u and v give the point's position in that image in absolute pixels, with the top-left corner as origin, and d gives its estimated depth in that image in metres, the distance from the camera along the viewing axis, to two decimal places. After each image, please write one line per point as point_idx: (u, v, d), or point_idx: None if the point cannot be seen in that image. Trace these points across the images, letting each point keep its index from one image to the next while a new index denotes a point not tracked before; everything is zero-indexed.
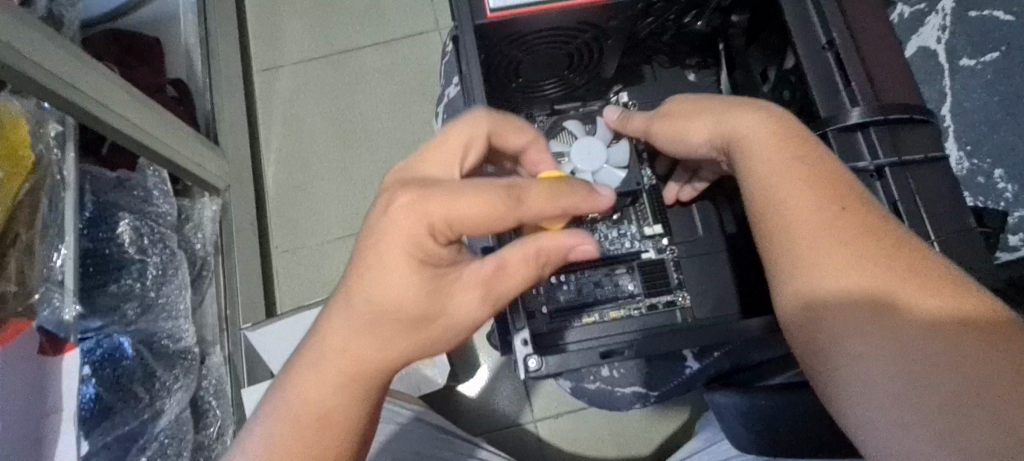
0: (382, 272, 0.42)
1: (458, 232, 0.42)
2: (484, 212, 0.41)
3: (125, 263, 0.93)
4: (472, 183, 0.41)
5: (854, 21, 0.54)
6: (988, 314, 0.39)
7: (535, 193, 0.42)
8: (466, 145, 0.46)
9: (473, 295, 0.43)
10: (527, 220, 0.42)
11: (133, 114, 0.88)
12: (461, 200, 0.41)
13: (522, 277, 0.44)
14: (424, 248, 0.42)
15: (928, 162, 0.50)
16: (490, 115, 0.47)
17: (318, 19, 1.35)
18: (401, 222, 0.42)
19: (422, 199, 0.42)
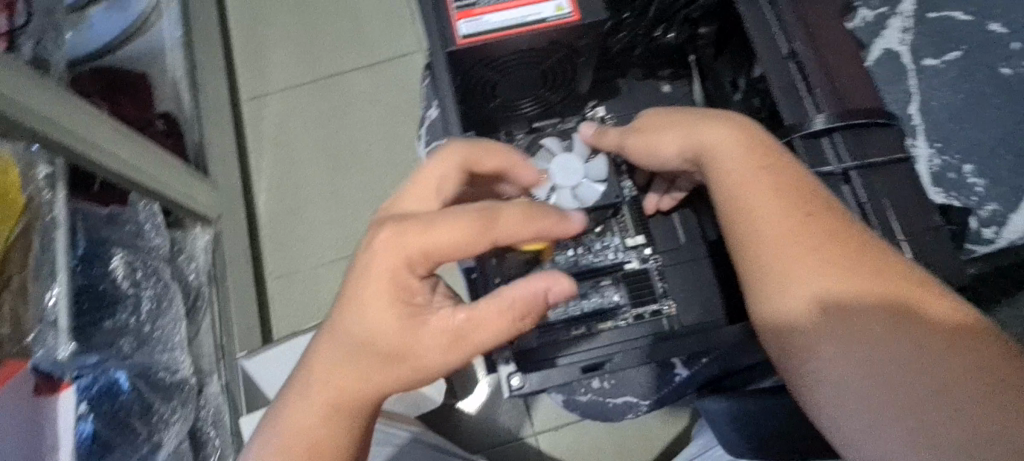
0: (366, 304, 0.45)
1: (435, 262, 0.44)
2: (457, 239, 0.43)
3: (118, 298, 0.92)
4: (447, 213, 0.44)
5: (813, 32, 0.56)
6: (944, 311, 0.41)
7: (510, 216, 0.45)
8: (446, 178, 0.49)
9: (442, 341, 0.45)
10: (502, 242, 0.45)
11: (121, 150, 0.89)
12: (436, 228, 0.43)
13: (495, 329, 0.45)
14: (404, 281, 0.44)
15: (894, 164, 0.51)
16: (465, 146, 0.50)
17: (303, 45, 1.37)
18: (382, 254, 0.44)
19: (399, 232, 0.44)
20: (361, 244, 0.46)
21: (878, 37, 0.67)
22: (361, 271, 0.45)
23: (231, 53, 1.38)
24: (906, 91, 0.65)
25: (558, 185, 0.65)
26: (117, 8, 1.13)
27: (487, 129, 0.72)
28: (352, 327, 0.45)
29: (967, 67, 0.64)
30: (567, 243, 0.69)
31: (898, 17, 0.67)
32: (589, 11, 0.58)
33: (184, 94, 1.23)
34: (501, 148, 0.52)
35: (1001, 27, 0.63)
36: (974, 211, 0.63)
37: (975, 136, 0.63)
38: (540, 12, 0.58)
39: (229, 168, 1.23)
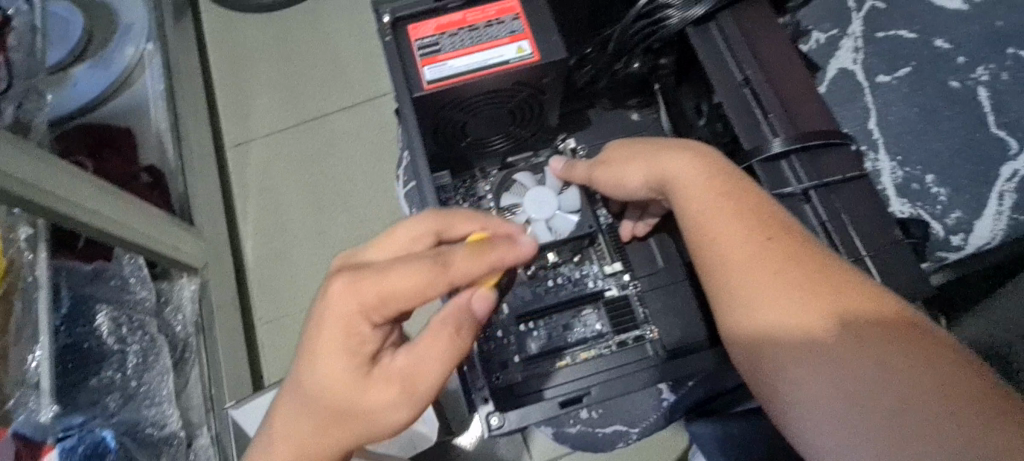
0: (325, 355, 0.48)
1: (392, 308, 0.47)
2: (412, 284, 0.46)
3: (105, 355, 0.93)
4: (399, 263, 0.47)
5: (765, 60, 0.59)
6: (907, 325, 0.42)
7: (462, 258, 0.47)
8: (416, 239, 0.52)
9: (392, 389, 0.49)
10: (457, 282, 0.47)
11: (106, 208, 0.88)
12: (389, 278, 0.46)
13: (438, 368, 0.49)
14: (359, 328, 0.48)
15: (849, 182, 0.54)
16: (435, 215, 0.53)
17: (284, 90, 1.39)
18: (336, 306, 0.47)
19: (354, 282, 0.47)
20: (319, 298, 0.49)
21: (832, 58, 0.70)
22: (320, 320, 0.48)
23: (213, 102, 1.40)
24: (864, 108, 0.67)
25: (533, 218, 0.67)
26: (100, 66, 1.16)
27: (459, 167, 0.74)
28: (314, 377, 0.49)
29: (918, 83, 0.66)
30: (547, 273, 0.71)
31: (849, 38, 0.70)
32: (549, 52, 0.60)
33: (168, 142, 1.21)
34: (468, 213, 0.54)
35: (945, 43, 0.66)
36: (940, 220, 0.64)
37: (934, 147, 0.65)
38: (502, 55, 0.60)
39: (214, 216, 1.23)
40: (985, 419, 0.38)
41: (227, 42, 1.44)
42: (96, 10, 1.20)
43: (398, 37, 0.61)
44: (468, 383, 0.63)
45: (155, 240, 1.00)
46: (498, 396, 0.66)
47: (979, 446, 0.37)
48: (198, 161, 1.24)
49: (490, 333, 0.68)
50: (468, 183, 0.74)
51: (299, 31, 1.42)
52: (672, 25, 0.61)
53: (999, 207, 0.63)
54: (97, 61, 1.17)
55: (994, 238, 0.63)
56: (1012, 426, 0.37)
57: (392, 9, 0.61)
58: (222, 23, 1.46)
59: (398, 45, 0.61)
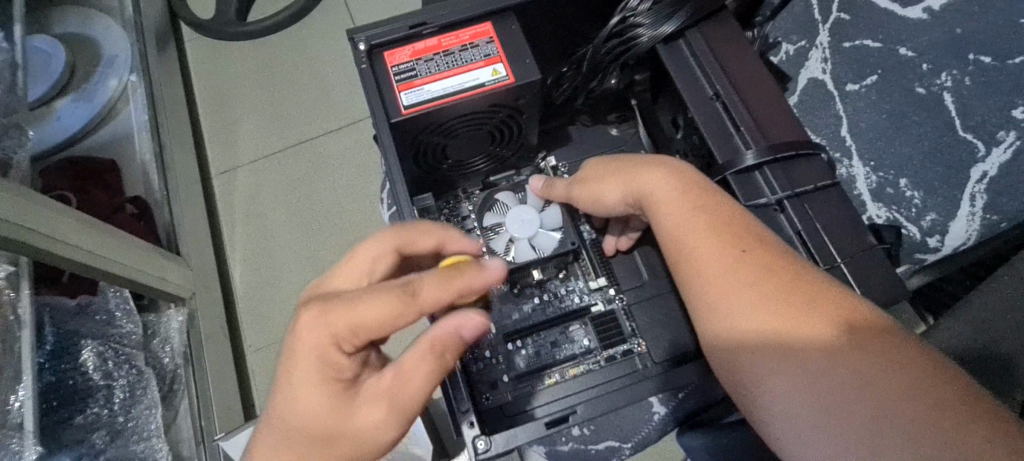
0: (302, 388, 0.49)
1: (362, 337, 0.48)
2: (381, 315, 0.47)
3: (91, 391, 0.92)
4: (369, 293, 0.48)
5: (734, 74, 0.60)
6: (885, 332, 0.43)
7: (429, 285, 0.47)
8: (378, 258, 0.54)
9: (377, 407, 0.48)
10: (427, 311, 0.48)
11: (89, 242, 0.87)
12: (360, 307, 0.47)
13: (422, 382, 0.48)
14: (334, 359, 0.48)
15: (820, 191, 0.55)
16: (394, 230, 0.55)
17: (269, 116, 1.39)
18: (307, 338, 0.48)
19: (322, 314, 0.48)
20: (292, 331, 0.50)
21: (801, 68, 0.73)
22: (295, 353, 0.49)
23: (198, 130, 1.40)
24: (835, 116, 0.70)
25: (515, 237, 0.69)
26: (83, 99, 1.17)
27: (442, 189, 0.75)
28: (291, 411, 0.49)
29: (885, 90, 0.67)
30: (533, 290, 0.71)
31: (817, 49, 0.72)
32: (524, 74, 0.61)
33: (153, 172, 1.20)
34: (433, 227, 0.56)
35: (909, 51, 0.66)
36: (915, 223, 0.66)
37: (904, 152, 0.66)
38: (477, 78, 0.61)
39: (201, 245, 1.22)
40: (961, 421, 0.38)
41: (211, 71, 1.45)
42: (81, 49, 1.23)
43: (374, 64, 0.62)
44: (452, 405, 0.60)
45: (140, 272, 0.98)
46: (489, 417, 0.66)
47: (956, 448, 0.37)
48: (184, 191, 1.24)
49: (478, 354, 0.68)
50: (452, 204, 0.75)
51: (284, 56, 1.43)
52: (643, 44, 0.62)
53: (972, 208, 0.64)
54: (80, 94, 1.17)
55: (970, 237, 0.64)
56: (986, 426, 0.38)
57: (367, 36, 0.62)
58: (206, 52, 1.47)
59: (374, 71, 0.62)
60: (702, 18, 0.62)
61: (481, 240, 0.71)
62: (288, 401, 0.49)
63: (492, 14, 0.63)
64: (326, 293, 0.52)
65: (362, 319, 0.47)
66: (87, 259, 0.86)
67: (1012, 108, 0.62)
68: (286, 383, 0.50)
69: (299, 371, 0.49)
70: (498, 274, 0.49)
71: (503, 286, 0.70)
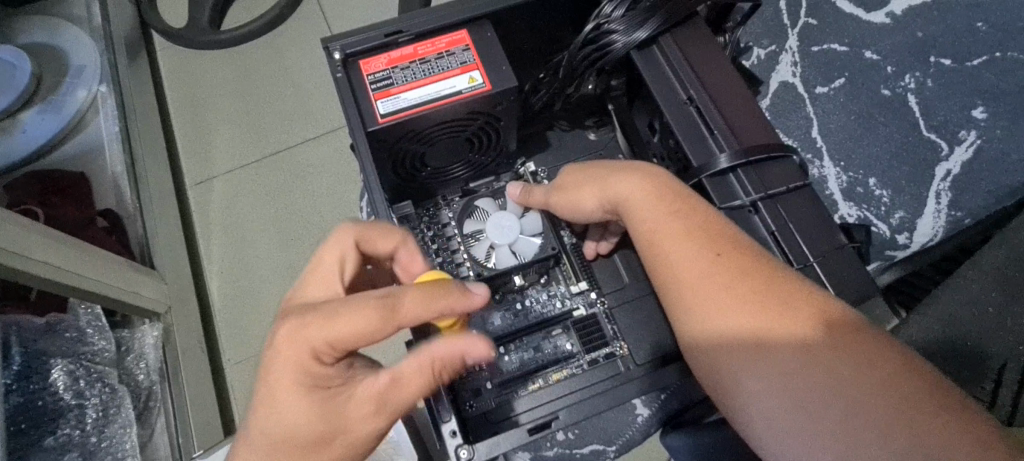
0: (280, 401, 0.48)
1: (341, 350, 0.48)
2: (362, 327, 0.46)
3: (62, 411, 0.89)
4: (348, 305, 0.47)
5: (706, 78, 0.61)
6: (852, 332, 0.43)
7: (410, 301, 0.47)
8: (342, 259, 0.54)
9: (370, 408, 0.48)
10: (407, 324, 0.48)
11: (58, 257, 0.85)
12: (340, 320, 0.47)
13: (420, 385, 0.49)
14: (313, 372, 0.48)
15: (792, 193, 0.56)
16: (356, 226, 0.55)
17: (244, 125, 1.37)
18: (285, 353, 0.47)
19: (300, 327, 0.47)
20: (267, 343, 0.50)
21: (773, 72, 0.75)
22: (270, 368, 0.48)
23: (172, 141, 1.37)
24: (807, 117, 0.72)
25: (496, 243, 0.69)
26: (51, 110, 1.15)
27: (421, 196, 0.75)
28: (267, 424, 0.48)
29: (853, 91, 0.69)
30: (515, 296, 0.71)
31: (787, 53, 0.74)
32: (500, 81, 0.62)
33: (125, 185, 1.18)
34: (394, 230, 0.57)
35: (874, 54, 0.68)
36: (885, 220, 0.68)
37: (872, 152, 0.68)
38: (454, 86, 0.61)
39: (178, 258, 1.20)
40: (930, 416, 0.39)
41: (184, 80, 1.42)
42: (48, 60, 1.21)
43: (350, 72, 0.62)
44: (435, 415, 0.60)
45: (112, 287, 0.96)
46: (473, 424, 0.66)
47: (925, 443, 0.39)
48: (159, 204, 1.22)
49: None
50: (432, 212, 0.75)
51: (261, 65, 1.41)
52: (617, 51, 0.62)
53: (937, 204, 0.66)
54: (47, 105, 1.16)
55: (936, 233, 0.66)
56: (953, 421, 0.39)
57: (342, 45, 0.62)
58: (178, 61, 1.43)
59: (350, 80, 0.61)
60: (673, 24, 0.63)
61: (461, 249, 0.71)
62: (264, 416, 0.48)
63: (467, 23, 0.63)
64: (303, 305, 0.51)
65: (342, 332, 0.47)
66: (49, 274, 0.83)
67: (972, 108, 0.63)
68: (261, 400, 0.49)
69: (277, 386, 0.48)
70: (483, 300, 0.51)
71: None
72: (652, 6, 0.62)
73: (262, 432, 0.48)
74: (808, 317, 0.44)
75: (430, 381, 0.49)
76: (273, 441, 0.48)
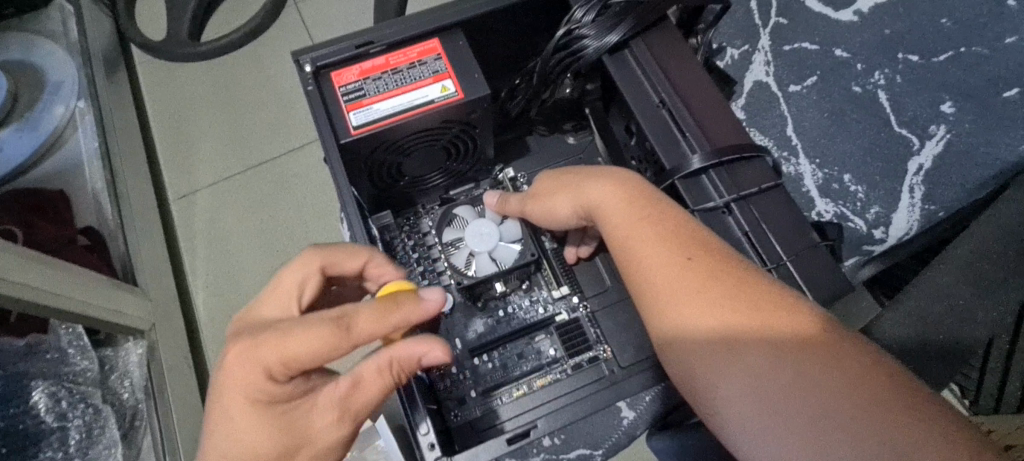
0: (238, 419, 0.49)
1: (295, 368, 0.49)
2: (315, 346, 0.47)
3: (43, 434, 0.89)
4: (301, 325, 0.48)
5: (677, 81, 0.62)
6: (821, 333, 0.44)
7: (363, 318, 0.48)
8: (303, 283, 0.56)
9: (333, 414, 0.50)
10: (363, 340, 0.49)
11: (38, 279, 0.84)
12: (293, 339, 0.48)
13: (380, 386, 0.51)
14: (267, 391, 0.49)
15: (765, 192, 0.57)
16: (320, 253, 0.56)
17: (226, 137, 1.36)
18: (239, 372, 0.49)
19: (253, 347, 0.49)
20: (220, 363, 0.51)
21: (747, 71, 0.76)
22: (226, 386, 0.50)
23: (153, 155, 1.36)
24: (781, 116, 0.73)
25: (476, 251, 0.68)
26: (27, 128, 1.15)
27: (401, 205, 0.75)
28: (224, 444, 0.50)
29: (826, 90, 0.70)
30: (497, 303, 0.71)
31: (760, 52, 0.74)
32: (472, 89, 0.61)
33: (105, 201, 1.16)
34: (358, 248, 0.56)
35: (844, 52, 0.68)
36: (861, 215, 0.69)
37: (846, 148, 0.69)
38: (426, 95, 0.61)
39: (161, 273, 1.18)
40: (899, 414, 0.40)
41: (164, 93, 1.41)
42: (23, 77, 1.20)
43: (321, 85, 0.61)
44: (413, 427, 0.59)
45: (93, 306, 0.94)
46: (459, 434, 0.66)
47: (894, 440, 0.39)
48: (141, 219, 1.20)
49: (445, 370, 0.67)
50: (412, 221, 0.75)
51: (241, 76, 1.40)
52: (589, 56, 0.63)
53: (911, 199, 0.66)
54: (25, 123, 1.15)
55: (912, 227, 0.67)
56: (919, 417, 0.40)
57: (313, 57, 0.61)
58: (157, 74, 1.42)
59: (322, 92, 0.61)
60: (644, 28, 0.63)
61: (442, 257, 0.71)
62: (221, 436, 0.50)
63: (439, 31, 0.63)
64: (258, 324, 0.53)
65: (295, 351, 0.48)
66: (21, 294, 0.81)
67: (941, 104, 0.64)
68: (218, 418, 0.50)
69: (232, 403, 0.49)
70: (438, 305, 0.50)
71: (465, 299, 0.70)
72: (621, 11, 0.62)
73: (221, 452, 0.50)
74: (777, 318, 0.45)
75: (388, 384, 0.51)
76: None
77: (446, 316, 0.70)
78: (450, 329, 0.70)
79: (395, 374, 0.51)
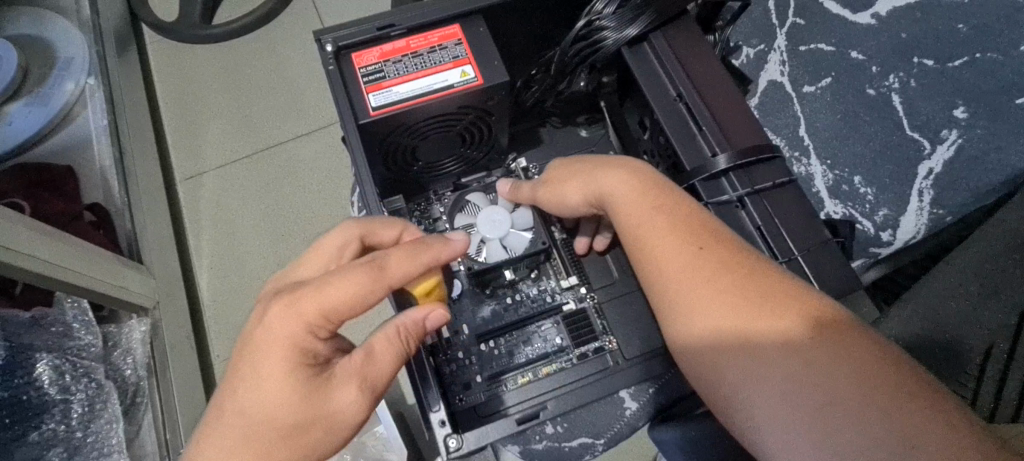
0: (266, 376, 0.49)
1: (333, 321, 0.51)
2: (352, 292, 0.49)
3: (47, 406, 0.90)
4: (336, 275, 0.50)
5: (695, 76, 0.62)
6: (826, 319, 0.45)
7: (395, 260, 0.51)
8: (342, 247, 0.56)
9: (351, 389, 0.51)
10: (396, 284, 0.52)
11: (43, 250, 0.84)
12: (330, 289, 0.49)
13: (390, 359, 0.53)
14: (307, 343, 0.50)
15: (779, 188, 0.58)
16: (359, 223, 0.57)
17: (235, 119, 1.36)
18: (278, 326, 0.50)
19: (293, 302, 0.50)
20: (257, 320, 0.52)
21: (763, 71, 0.78)
22: (262, 341, 0.50)
23: (161, 135, 1.36)
24: (794, 116, 0.75)
25: (486, 238, 0.68)
26: (37, 103, 1.14)
27: (413, 191, 0.76)
28: (246, 404, 0.50)
29: (840, 91, 0.71)
30: (505, 290, 0.72)
31: (775, 52, 0.77)
32: (492, 76, 0.62)
33: (112, 178, 1.16)
34: (399, 223, 0.58)
35: (860, 54, 0.69)
36: (869, 218, 0.70)
37: (857, 150, 0.70)
38: (446, 80, 0.62)
39: (166, 252, 1.18)
40: (903, 401, 0.41)
41: (173, 74, 1.41)
42: (35, 51, 1.19)
43: (342, 65, 0.62)
44: (424, 404, 0.60)
45: (100, 280, 0.95)
46: (463, 417, 0.66)
47: (901, 427, 0.40)
48: (146, 197, 1.19)
49: (451, 355, 0.68)
50: (423, 206, 0.75)
51: (252, 60, 1.40)
52: (608, 47, 0.63)
53: (920, 202, 0.67)
54: (33, 98, 1.14)
55: (919, 231, 0.68)
56: (921, 405, 0.40)
57: (335, 37, 0.62)
58: (168, 55, 1.42)
59: (342, 72, 0.61)
60: (663, 23, 0.64)
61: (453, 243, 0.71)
62: (244, 395, 0.50)
63: (461, 18, 0.64)
64: (293, 282, 0.55)
65: (334, 299, 0.49)
66: (47, 270, 0.84)
67: (953, 108, 0.64)
68: (243, 375, 0.50)
69: (266, 359, 0.50)
70: (464, 243, 0.55)
71: (474, 285, 0.71)
72: (642, 4, 0.62)
73: (240, 411, 0.50)
74: (785, 308, 0.46)
75: (402, 351, 0.53)
76: (251, 424, 0.49)
77: (454, 301, 0.70)
78: (457, 315, 0.70)
79: (406, 342, 0.53)
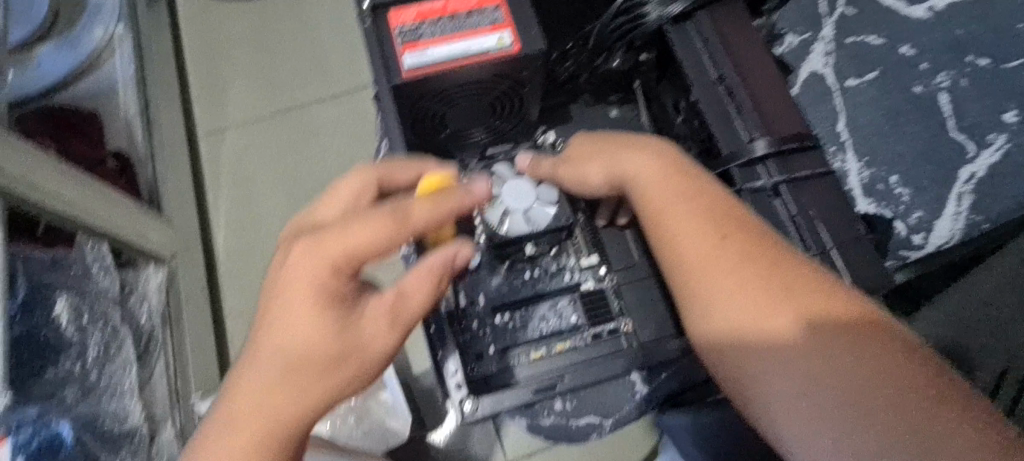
0: (292, 316, 0.49)
1: (357, 263, 0.50)
2: (374, 237, 0.49)
3: (63, 345, 0.88)
4: (359, 218, 0.50)
5: (739, 59, 0.61)
6: (851, 316, 0.45)
7: (418, 208, 0.52)
8: (359, 193, 0.56)
9: (381, 325, 0.51)
10: (419, 230, 0.52)
11: (66, 190, 0.84)
12: (354, 233, 0.49)
13: (422, 297, 0.53)
14: (332, 284, 0.50)
15: (815, 178, 0.57)
16: (379, 167, 0.58)
17: (259, 77, 1.35)
18: (301, 261, 0.50)
19: (317, 241, 0.50)
20: (278, 265, 0.52)
21: (804, 60, 0.73)
22: (284, 286, 0.50)
23: (185, 89, 1.36)
24: (833, 110, 0.70)
25: (512, 209, 0.64)
26: (67, 46, 1.12)
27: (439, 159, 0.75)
28: (270, 344, 0.50)
29: (884, 86, 0.68)
30: (523, 265, 0.71)
31: (820, 42, 0.72)
32: (529, 44, 0.61)
33: (137, 126, 1.17)
34: (415, 163, 0.60)
35: (910, 50, 0.68)
36: (902, 219, 0.66)
37: (897, 150, 0.67)
38: (482, 44, 0.60)
39: (185, 205, 1.20)
40: (925, 400, 0.41)
41: (199, 28, 1.40)
42: None
43: (378, 24, 0.60)
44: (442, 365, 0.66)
45: (117, 223, 0.95)
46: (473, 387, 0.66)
47: (925, 428, 0.40)
48: (169, 149, 1.21)
49: (465, 325, 0.68)
50: None
51: (280, 20, 1.39)
52: (650, 23, 0.63)
53: (957, 208, 0.65)
54: (63, 41, 1.12)
55: (953, 236, 0.65)
56: (947, 408, 0.41)
57: None
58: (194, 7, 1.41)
59: (378, 32, 0.60)
60: (708, 2, 0.63)
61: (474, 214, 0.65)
62: (268, 335, 0.50)
63: None
64: (312, 225, 0.54)
65: (360, 242, 0.49)
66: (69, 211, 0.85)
67: (1003, 111, 0.64)
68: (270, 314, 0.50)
69: (289, 307, 0.49)
70: (486, 191, 0.56)
71: (492, 258, 0.69)
72: None
73: (265, 350, 0.50)
74: (807, 302, 0.45)
75: (432, 291, 0.53)
76: (283, 358, 0.49)
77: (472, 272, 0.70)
78: (474, 284, 0.70)
79: (438, 279, 0.53)
